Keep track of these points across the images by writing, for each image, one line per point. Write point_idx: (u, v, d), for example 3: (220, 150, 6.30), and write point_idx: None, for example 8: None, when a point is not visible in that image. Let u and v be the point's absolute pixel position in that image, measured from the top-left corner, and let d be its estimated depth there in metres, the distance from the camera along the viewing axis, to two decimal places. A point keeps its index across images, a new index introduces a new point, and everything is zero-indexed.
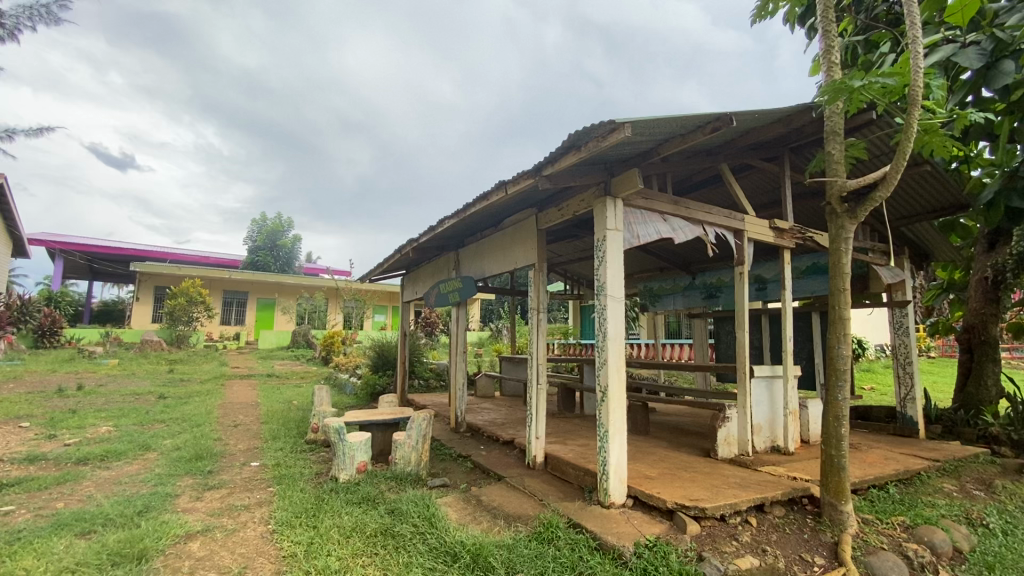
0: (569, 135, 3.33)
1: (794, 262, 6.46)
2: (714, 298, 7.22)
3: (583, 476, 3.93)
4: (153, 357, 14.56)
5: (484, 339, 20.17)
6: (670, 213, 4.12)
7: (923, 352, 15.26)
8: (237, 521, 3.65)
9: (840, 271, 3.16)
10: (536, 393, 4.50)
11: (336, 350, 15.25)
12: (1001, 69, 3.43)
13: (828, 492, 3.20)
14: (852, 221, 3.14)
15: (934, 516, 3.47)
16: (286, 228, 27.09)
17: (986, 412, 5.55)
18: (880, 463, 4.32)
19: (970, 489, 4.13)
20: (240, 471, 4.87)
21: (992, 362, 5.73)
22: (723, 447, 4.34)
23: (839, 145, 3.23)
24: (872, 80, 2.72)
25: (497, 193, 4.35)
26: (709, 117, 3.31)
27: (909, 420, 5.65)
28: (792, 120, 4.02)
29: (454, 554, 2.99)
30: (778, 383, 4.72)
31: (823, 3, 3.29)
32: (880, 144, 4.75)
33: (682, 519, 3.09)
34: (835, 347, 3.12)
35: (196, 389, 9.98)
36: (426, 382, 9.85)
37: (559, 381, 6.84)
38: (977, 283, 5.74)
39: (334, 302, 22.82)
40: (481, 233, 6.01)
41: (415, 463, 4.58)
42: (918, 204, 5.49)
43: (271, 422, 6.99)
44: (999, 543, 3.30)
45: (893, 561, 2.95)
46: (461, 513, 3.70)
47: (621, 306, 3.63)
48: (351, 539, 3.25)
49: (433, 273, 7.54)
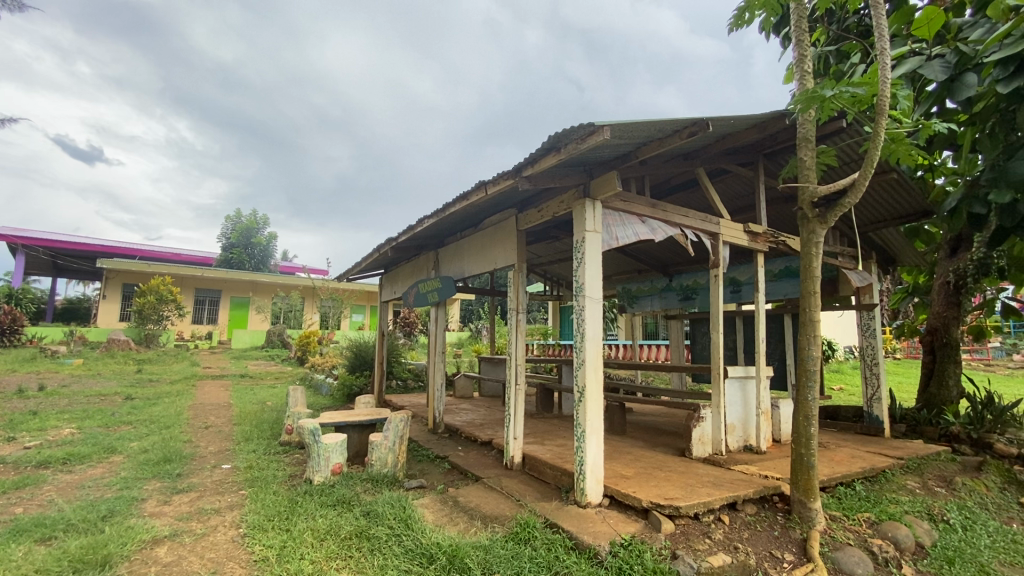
0: (549, 137, 3.34)
1: (767, 265, 6.60)
2: (690, 299, 7.34)
3: (560, 476, 3.94)
4: (120, 357, 14.09)
5: (463, 340, 20.16)
6: (648, 215, 4.17)
7: (888, 353, 15.86)
8: (207, 525, 3.56)
9: (810, 274, 3.24)
10: (515, 393, 4.48)
11: (312, 350, 15.04)
12: (965, 81, 3.52)
13: (798, 490, 3.28)
14: (822, 226, 3.23)
15: (898, 512, 3.59)
16: (261, 225, 26.48)
17: (948, 411, 5.75)
18: (848, 461, 4.43)
19: (932, 486, 4.28)
20: (211, 474, 4.75)
21: (953, 363, 5.95)
22: (698, 446, 4.40)
23: (811, 152, 3.32)
24: (842, 90, 2.81)
25: (476, 193, 4.34)
26: (687, 122, 3.37)
27: (875, 420, 5.83)
28: (768, 125, 4.08)
29: (430, 556, 2.97)
30: (751, 383, 4.82)
31: (798, 13, 3.38)
32: (850, 152, 4.89)
33: (657, 518, 3.12)
34: (805, 348, 3.19)
35: (165, 390, 9.71)
36: (404, 382, 9.78)
37: (537, 381, 6.87)
38: (941, 288, 5.96)
39: (311, 301, 22.47)
40: (461, 232, 5.98)
41: (392, 465, 4.52)
42: (886, 209, 5.67)
43: (243, 424, 6.84)
44: (958, 538, 3.44)
45: (858, 556, 3.04)
46: (438, 514, 3.68)
47: (600, 306, 3.67)
48: (325, 542, 3.20)
49: (412, 274, 7.49)
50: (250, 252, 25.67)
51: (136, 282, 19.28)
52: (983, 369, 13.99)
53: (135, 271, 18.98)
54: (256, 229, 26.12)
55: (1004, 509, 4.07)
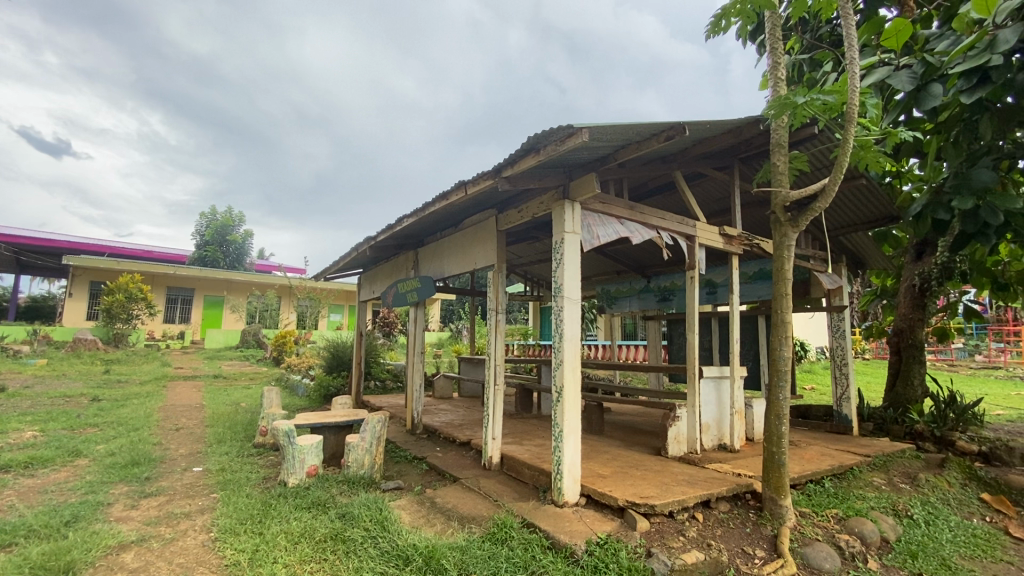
0: (528, 138, 3.36)
1: (742, 267, 6.73)
2: (667, 300, 7.44)
3: (538, 476, 3.96)
4: (87, 357, 13.64)
5: (444, 340, 20.09)
6: (626, 216, 4.23)
7: (857, 354, 16.38)
8: (177, 529, 3.47)
9: (783, 276, 3.32)
10: (493, 393, 4.48)
11: (288, 350, 14.80)
12: (930, 91, 3.61)
13: (770, 488, 3.35)
14: (794, 229, 3.31)
15: (865, 508, 3.70)
16: (237, 223, 25.86)
17: (913, 410, 5.94)
18: (818, 459, 4.55)
19: (897, 482, 4.43)
20: (181, 477, 4.64)
21: (918, 364, 6.15)
22: (674, 445, 4.46)
23: (784, 157, 3.40)
24: (814, 97, 2.89)
25: (456, 193, 4.33)
26: (663, 126, 3.41)
27: (845, 418, 6.00)
28: (743, 130, 4.16)
29: (406, 558, 2.95)
30: (725, 383, 4.91)
31: (772, 22, 3.46)
32: (822, 158, 5.01)
33: (632, 516, 3.16)
34: (777, 348, 3.27)
35: (134, 391, 9.42)
36: (382, 383, 9.69)
37: (516, 381, 6.87)
38: (907, 290, 6.17)
39: (288, 300, 22.09)
40: (441, 232, 5.96)
41: (369, 466, 4.48)
42: (855, 214, 5.84)
43: (215, 426, 6.68)
44: (921, 533, 3.56)
45: (826, 551, 3.12)
46: (415, 515, 3.66)
47: (578, 307, 3.69)
48: (299, 545, 3.15)
49: (391, 274, 7.43)
50: (225, 250, 25.09)
51: (104, 280, 18.68)
52: (946, 369, 14.53)
53: (103, 269, 18.40)
54: (231, 227, 25.52)
55: (964, 504, 4.24)
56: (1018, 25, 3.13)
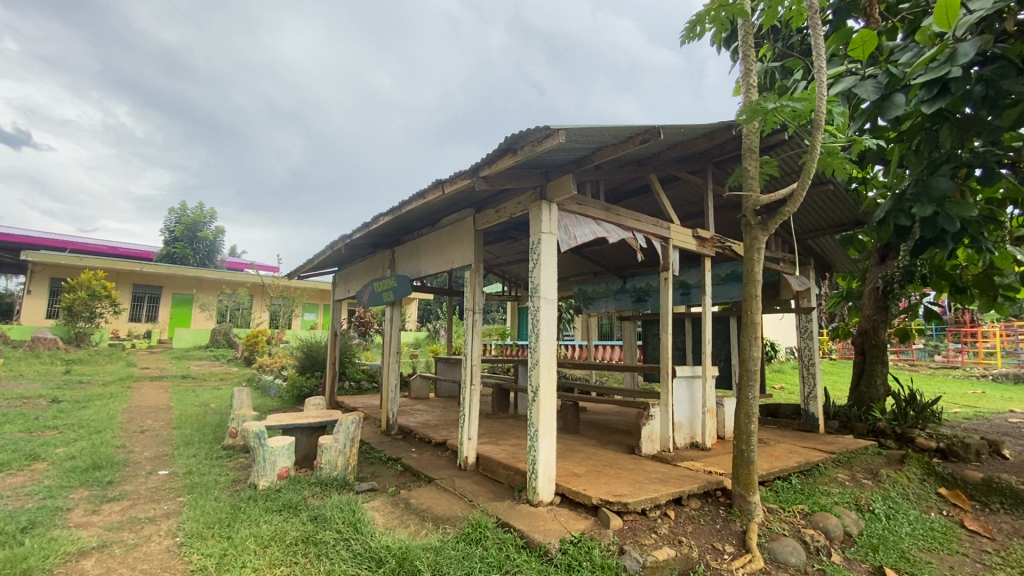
0: (505, 138, 3.36)
1: (715, 269, 6.87)
2: (643, 301, 7.55)
3: (513, 476, 3.97)
4: (46, 357, 13.09)
5: (421, 340, 19.92)
6: (602, 218, 4.27)
7: (824, 354, 16.91)
8: (141, 535, 3.37)
9: (752, 278, 3.41)
10: (469, 393, 4.47)
11: (260, 349, 14.50)
12: (894, 101, 3.68)
13: (739, 485, 3.42)
14: (764, 232, 3.39)
15: (829, 504, 3.82)
16: (208, 218, 25.19)
17: (876, 408, 6.15)
18: (786, 456, 4.67)
19: (860, 478, 4.59)
20: (145, 481, 4.49)
21: (881, 364, 6.37)
22: (647, 444, 4.53)
23: (754, 162, 3.49)
24: (783, 104, 2.98)
25: (433, 192, 4.31)
26: (639, 129, 3.45)
27: (812, 416, 6.17)
28: (715, 135, 4.17)
29: (379, 559, 2.92)
30: (697, 383, 5.00)
31: (745, 29, 3.55)
32: (791, 164, 5.14)
33: (606, 514, 3.19)
34: (747, 348, 3.34)
35: (97, 392, 9.10)
36: (357, 384, 9.57)
37: (493, 381, 6.87)
38: (871, 293, 6.38)
39: (260, 299, 21.61)
40: (418, 231, 5.92)
41: (342, 468, 4.42)
42: (823, 219, 6.02)
43: (183, 428, 6.49)
44: (882, 526, 3.69)
45: (792, 546, 3.21)
46: (389, 516, 3.63)
47: (554, 307, 3.72)
48: (269, 549, 3.09)
49: (367, 273, 7.34)
50: (195, 247, 24.39)
51: (65, 277, 17.97)
52: (908, 369, 15.06)
53: (64, 265, 17.69)
54: (202, 223, 24.82)
55: (923, 498, 4.41)
56: (976, 40, 3.28)
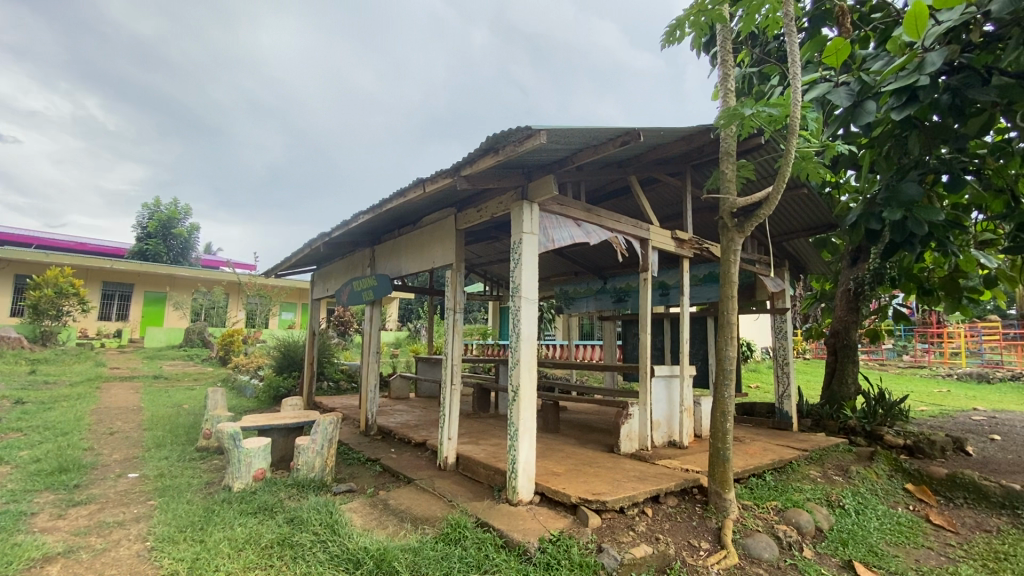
0: (487, 138, 3.36)
1: (693, 270, 6.97)
2: (623, 301, 7.62)
3: (493, 475, 3.97)
4: (9, 356, 12.62)
5: (401, 340, 19.73)
6: (583, 219, 4.31)
7: (799, 354, 17.31)
8: (109, 539, 3.28)
9: (728, 279, 3.47)
10: (450, 393, 4.46)
11: (236, 349, 14.23)
12: (865, 108, 3.76)
13: (715, 482, 3.48)
14: (740, 235, 3.46)
15: (802, 500, 3.92)
16: (182, 215, 24.58)
17: (847, 406, 6.33)
18: (760, 454, 4.77)
19: (831, 474, 4.71)
20: (114, 484, 4.37)
21: (852, 363, 6.55)
22: (626, 442, 4.58)
23: (732, 165, 3.56)
24: (760, 110, 3.05)
25: (414, 190, 4.28)
26: (620, 131, 3.48)
27: (785, 415, 6.32)
28: (694, 138, 4.23)
29: (356, 561, 2.89)
30: (675, 382, 5.07)
31: (723, 35, 3.62)
32: (766, 168, 5.26)
33: (585, 513, 3.21)
34: (723, 348, 3.41)
35: (64, 393, 8.81)
36: (336, 384, 9.46)
37: (473, 381, 6.86)
38: (843, 294, 6.56)
39: (236, 298, 21.17)
40: (398, 230, 5.87)
41: (319, 469, 4.36)
42: (797, 222, 6.16)
43: (154, 429, 6.33)
44: (851, 521, 3.80)
45: (766, 542, 3.28)
46: (367, 518, 3.60)
47: (535, 307, 3.73)
48: (244, 552, 3.03)
49: (346, 272, 7.25)
50: (169, 244, 23.76)
51: (30, 274, 17.34)
52: (878, 369, 15.49)
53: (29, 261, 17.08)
54: (177, 220, 24.21)
55: (890, 494, 4.56)
56: (943, 50, 3.38)
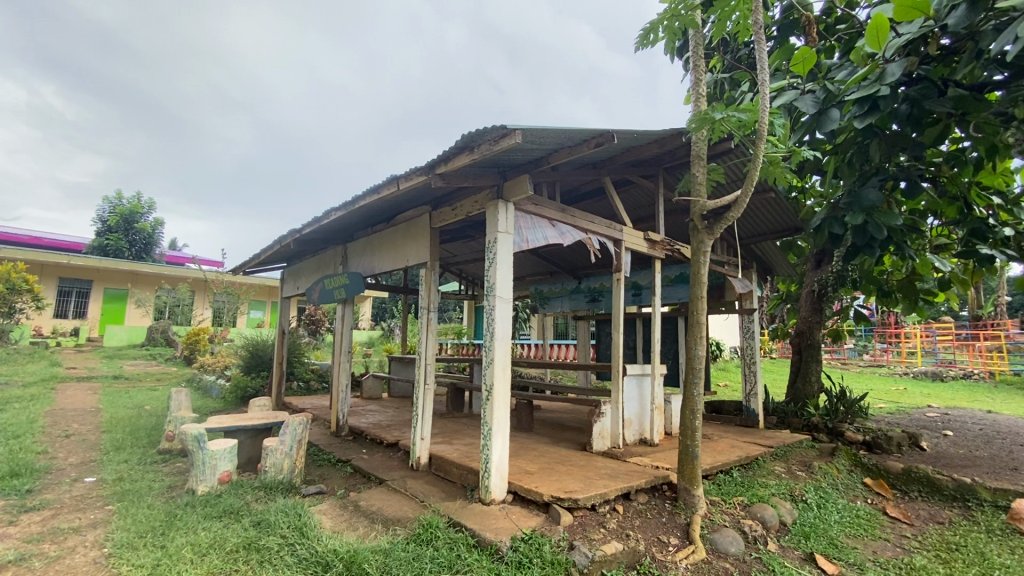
0: (462, 136, 3.34)
1: (665, 270, 7.09)
2: (597, 301, 7.70)
3: (466, 475, 3.96)
4: None
5: (374, 339, 19.46)
6: (558, 219, 4.34)
7: (765, 353, 17.80)
8: (64, 546, 3.14)
9: (698, 280, 3.55)
10: (423, 393, 4.42)
11: (202, 349, 13.82)
12: (829, 116, 3.89)
13: (684, 479, 3.55)
14: (710, 236, 3.53)
15: (767, 495, 4.03)
16: (146, 209, 23.72)
17: (810, 404, 6.55)
18: (728, 451, 4.89)
19: (795, 470, 4.87)
20: (69, 489, 4.19)
21: (816, 362, 6.78)
22: (598, 440, 4.63)
23: (702, 168, 3.63)
24: (729, 114, 3.13)
25: (388, 187, 4.23)
26: (594, 132, 3.51)
27: (752, 412, 6.49)
28: (666, 142, 4.29)
29: (325, 564, 2.85)
30: (646, 381, 5.15)
31: (695, 40, 3.69)
32: (736, 171, 5.39)
33: (557, 511, 3.24)
34: (693, 348, 3.47)
35: (15, 394, 8.39)
36: (306, 384, 9.29)
37: (447, 381, 6.82)
38: (807, 295, 6.78)
39: (202, 296, 20.52)
40: (372, 227, 5.79)
41: (288, 471, 4.27)
42: (765, 225, 6.34)
43: (113, 432, 6.09)
44: (813, 515, 3.93)
45: (732, 536, 3.36)
46: (337, 520, 3.54)
47: (510, 306, 3.73)
48: (208, 557, 2.95)
49: (317, 269, 7.12)
50: (131, 239, 22.86)
51: None
52: (840, 368, 16.04)
53: None
54: (139, 214, 23.29)
55: (850, 488, 4.73)
56: (902, 61, 3.51)
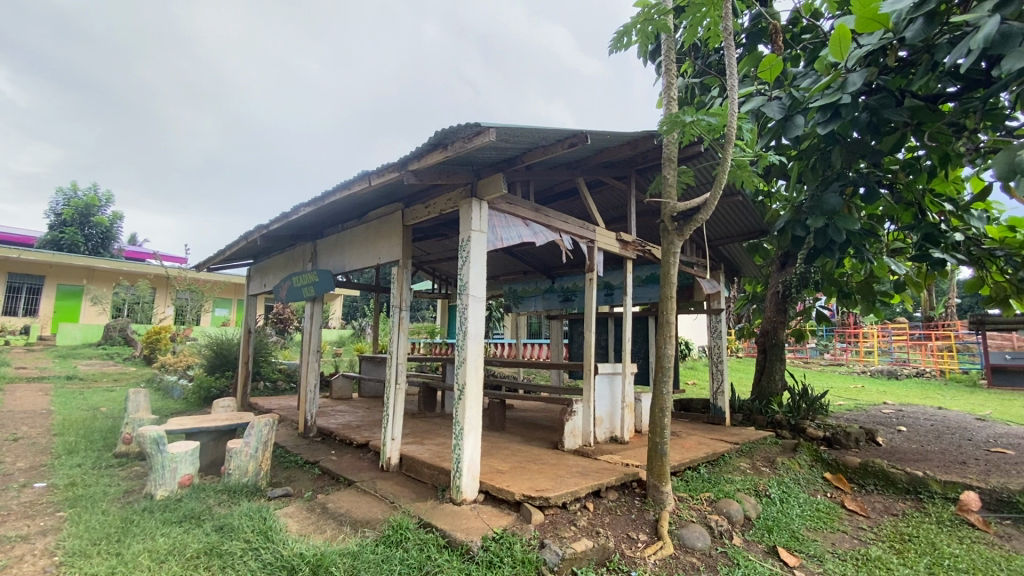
0: (435, 133, 3.31)
1: (637, 271, 7.19)
2: (570, 301, 7.75)
3: (437, 475, 3.93)
4: None
5: (345, 338, 19.14)
6: (531, 219, 4.35)
7: (732, 353, 18.27)
8: (10, 555, 2.98)
9: (668, 280, 3.60)
10: (394, 392, 4.37)
11: (163, 348, 13.34)
12: (794, 122, 4.00)
13: (653, 476, 3.60)
14: (679, 237, 3.60)
15: (732, 491, 4.13)
16: (103, 202, 22.75)
17: (774, 402, 6.74)
18: (696, 448, 5.00)
19: (759, 466, 5.01)
20: (17, 495, 3.97)
21: (780, 361, 6.99)
22: (570, 439, 4.67)
23: (673, 170, 3.69)
24: (699, 118, 3.19)
25: (360, 183, 4.15)
26: (567, 133, 3.52)
27: (719, 410, 6.64)
28: (639, 144, 4.35)
29: (291, 568, 2.78)
30: (617, 379, 5.21)
31: (666, 44, 3.75)
32: (705, 175, 5.51)
33: (528, 510, 3.25)
34: (662, 347, 3.52)
35: None
36: (273, 384, 9.07)
37: (419, 381, 6.76)
38: (772, 296, 6.97)
39: (164, 293, 19.79)
40: (342, 224, 5.69)
41: (253, 473, 4.15)
42: (733, 227, 6.49)
43: (66, 435, 5.80)
44: (776, 509, 4.05)
45: (699, 531, 3.44)
46: (304, 523, 3.46)
47: (483, 305, 3.72)
48: (166, 564, 2.84)
49: (286, 266, 6.95)
50: (87, 233, 21.86)
51: None
52: (803, 367, 16.59)
53: None
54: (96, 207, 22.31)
55: (811, 482, 4.89)
56: (862, 72, 3.65)
